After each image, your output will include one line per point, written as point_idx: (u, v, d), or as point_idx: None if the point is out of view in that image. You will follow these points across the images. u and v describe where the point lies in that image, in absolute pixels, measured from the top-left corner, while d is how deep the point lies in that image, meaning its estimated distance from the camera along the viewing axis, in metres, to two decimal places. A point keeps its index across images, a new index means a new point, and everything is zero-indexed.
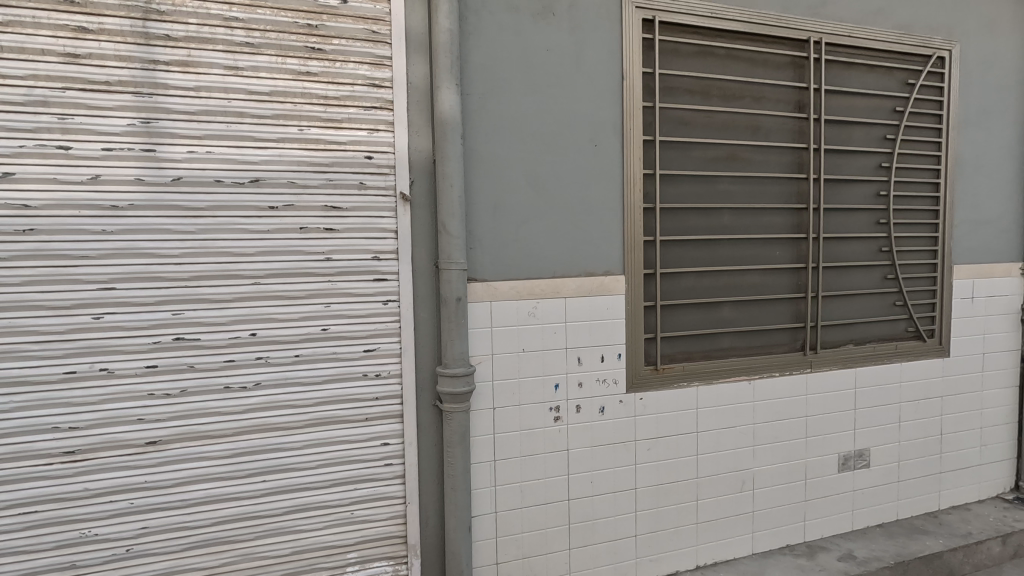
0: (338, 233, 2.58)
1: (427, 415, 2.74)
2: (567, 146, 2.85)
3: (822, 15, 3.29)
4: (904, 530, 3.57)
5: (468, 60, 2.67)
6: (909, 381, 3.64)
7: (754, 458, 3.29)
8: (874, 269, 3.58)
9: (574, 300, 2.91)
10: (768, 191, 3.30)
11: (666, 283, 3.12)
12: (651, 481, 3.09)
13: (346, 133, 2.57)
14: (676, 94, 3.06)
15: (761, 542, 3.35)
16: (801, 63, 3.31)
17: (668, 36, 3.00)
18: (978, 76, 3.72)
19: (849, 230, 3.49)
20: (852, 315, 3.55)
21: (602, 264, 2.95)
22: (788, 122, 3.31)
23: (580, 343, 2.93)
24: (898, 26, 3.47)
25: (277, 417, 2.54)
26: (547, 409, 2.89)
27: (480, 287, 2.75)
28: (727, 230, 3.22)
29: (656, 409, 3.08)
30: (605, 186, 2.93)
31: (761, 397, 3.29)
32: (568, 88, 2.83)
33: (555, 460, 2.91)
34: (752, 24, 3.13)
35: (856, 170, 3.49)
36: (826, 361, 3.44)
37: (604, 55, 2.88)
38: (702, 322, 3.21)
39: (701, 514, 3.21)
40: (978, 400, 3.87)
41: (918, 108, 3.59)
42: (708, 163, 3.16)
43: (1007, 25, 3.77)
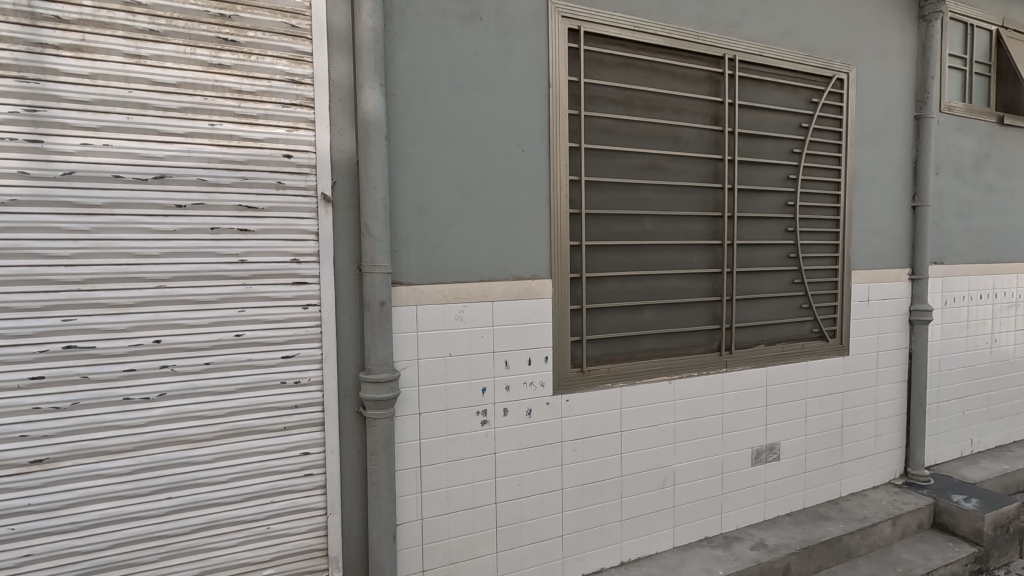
0: (253, 234, 2.46)
1: (349, 422, 2.66)
2: (494, 150, 2.86)
3: (736, 34, 3.48)
4: (810, 517, 3.83)
5: (393, 61, 2.62)
6: (813, 378, 3.92)
7: (675, 454, 3.43)
8: (783, 274, 3.82)
9: (501, 304, 2.92)
10: (687, 199, 3.45)
11: (591, 287, 3.20)
12: (577, 481, 3.15)
13: (262, 130, 2.46)
14: (600, 103, 3.15)
15: (681, 535, 3.49)
16: (717, 78, 3.49)
17: (593, 47, 3.08)
18: (872, 97, 4.07)
19: (760, 237, 3.71)
20: (763, 317, 3.78)
21: (529, 268, 2.98)
22: (705, 134, 3.48)
23: (508, 347, 2.95)
24: (803, 48, 3.73)
25: (184, 429, 2.39)
26: (474, 413, 2.88)
27: (406, 291, 2.70)
28: (649, 236, 3.34)
29: (581, 410, 3.14)
30: (532, 191, 2.96)
31: (681, 396, 3.43)
32: (495, 92, 2.84)
33: (482, 464, 2.91)
34: (672, 39, 3.27)
35: (766, 181, 3.71)
36: (740, 361, 3.64)
37: (530, 61, 2.92)
38: (625, 325, 3.31)
39: (625, 511, 3.30)
40: (873, 394, 4.22)
41: (821, 125, 3.87)
42: (631, 171, 3.26)
43: (896, 53, 4.15)
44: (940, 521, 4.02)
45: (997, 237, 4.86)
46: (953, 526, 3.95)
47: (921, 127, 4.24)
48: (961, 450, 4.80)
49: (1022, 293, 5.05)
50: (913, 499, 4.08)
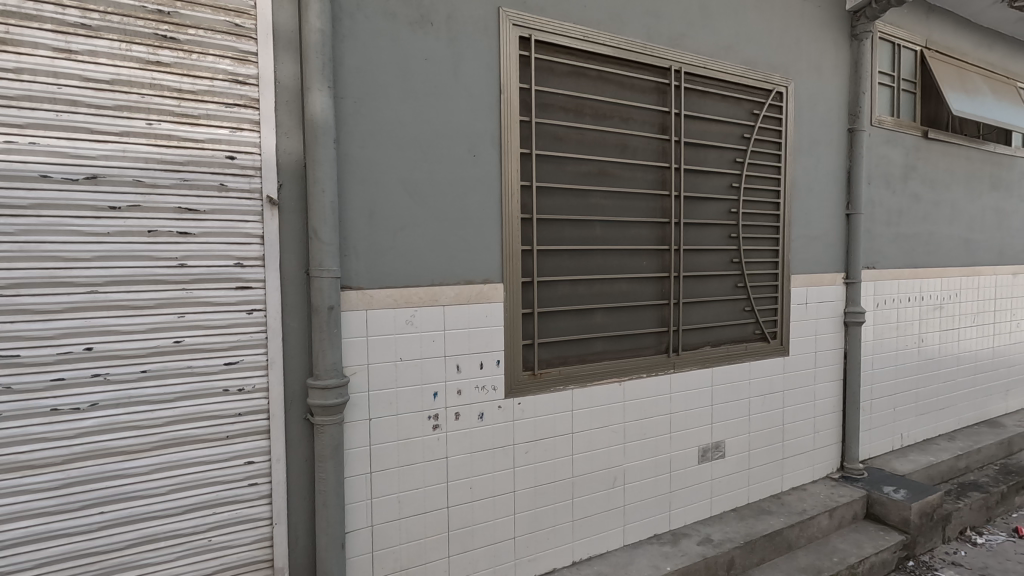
0: (193, 237, 2.39)
1: (296, 429, 2.61)
2: (444, 155, 2.87)
3: (681, 47, 3.61)
4: (753, 511, 3.99)
5: (341, 63, 2.60)
6: (756, 378, 4.08)
7: (624, 454, 3.51)
8: (726, 278, 3.98)
9: (453, 308, 2.93)
10: (635, 205, 3.55)
11: (543, 291, 3.24)
12: (529, 483, 3.18)
13: (204, 130, 2.39)
14: (551, 110, 3.20)
15: (631, 533, 3.57)
16: (664, 89, 3.61)
17: (544, 55, 3.14)
18: (809, 109, 4.29)
19: (705, 242, 3.85)
20: (708, 319, 3.92)
21: (481, 273, 3.00)
22: (652, 143, 3.59)
23: (459, 351, 2.95)
24: (744, 62, 3.90)
25: (118, 441, 2.29)
26: (425, 418, 2.87)
27: (355, 296, 2.68)
28: (599, 241, 3.42)
29: (533, 412, 3.18)
30: (483, 196, 2.98)
31: (630, 397, 3.52)
32: (445, 98, 2.85)
33: (434, 469, 2.90)
34: (620, 50, 3.36)
35: (711, 189, 3.86)
36: (686, 362, 3.77)
37: (481, 67, 2.94)
38: (576, 327, 3.38)
39: (577, 512, 3.36)
40: (811, 392, 4.43)
41: (762, 136, 4.05)
42: (581, 177, 3.33)
43: (830, 69, 4.39)
44: (872, 512, 4.25)
45: (923, 244, 5.19)
46: (883, 516, 4.19)
47: (854, 140, 4.50)
48: (892, 444, 5.10)
49: (945, 296, 5.41)
50: (848, 492, 4.30)
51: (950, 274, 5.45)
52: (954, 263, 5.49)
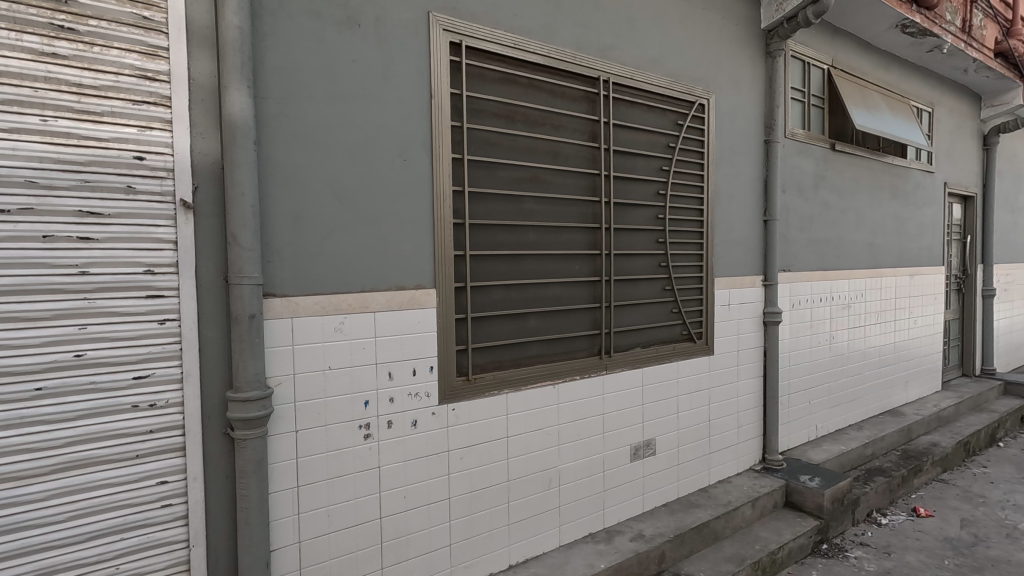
0: (98, 242, 2.23)
1: (216, 445, 2.47)
2: (374, 158, 2.81)
3: (610, 57, 3.73)
4: (682, 506, 4.16)
5: (262, 62, 2.50)
6: (683, 377, 4.26)
7: (559, 456, 3.57)
8: (655, 282, 4.13)
9: (384, 314, 2.88)
10: (567, 211, 3.61)
11: (477, 296, 3.25)
12: (464, 489, 3.17)
13: (108, 128, 2.24)
14: (483, 116, 3.22)
15: (567, 533, 3.62)
16: (593, 98, 3.71)
17: (475, 61, 3.15)
18: (729, 121, 4.53)
19: (634, 247, 3.98)
20: (639, 322, 4.05)
21: (413, 278, 2.96)
22: (583, 150, 3.68)
23: (391, 357, 2.90)
24: (669, 74, 4.08)
25: (10, 466, 2.10)
26: (356, 427, 2.80)
27: (280, 303, 2.58)
28: (532, 246, 3.46)
29: (467, 418, 3.17)
30: (414, 201, 2.95)
31: (564, 399, 3.58)
32: (374, 101, 2.80)
33: (366, 479, 2.83)
34: (550, 58, 3.42)
35: (639, 195, 4.00)
36: (618, 363, 3.88)
37: (412, 70, 2.92)
38: (510, 332, 3.40)
39: (513, 515, 3.37)
40: (735, 388, 4.67)
41: (686, 145, 4.24)
42: (513, 183, 3.36)
43: (748, 83, 4.66)
44: (791, 499, 4.52)
45: (833, 248, 5.60)
46: (801, 503, 4.46)
47: (770, 150, 4.78)
48: (808, 435, 5.45)
49: (852, 296, 5.85)
50: (769, 482, 4.56)
51: (857, 276, 5.90)
52: (860, 266, 5.95)
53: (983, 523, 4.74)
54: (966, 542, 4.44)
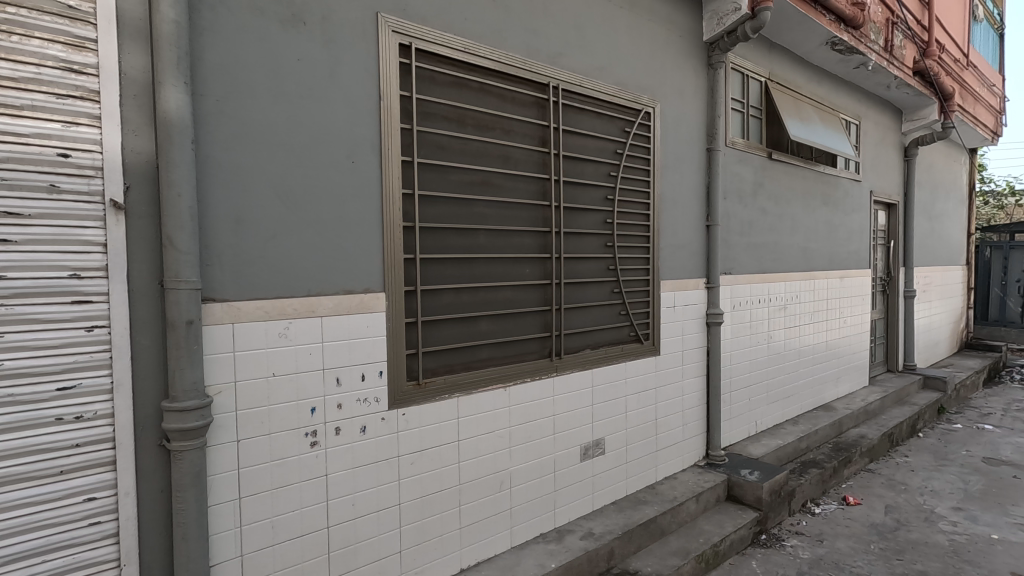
0: (17, 245, 2.09)
1: (149, 458, 2.35)
2: (320, 160, 2.75)
3: (559, 65, 3.80)
4: (630, 503, 4.26)
5: (200, 58, 2.41)
6: (631, 377, 4.39)
7: (510, 458, 3.59)
8: (603, 284, 4.22)
9: (331, 319, 2.82)
10: (518, 214, 3.64)
11: (427, 300, 3.23)
12: (414, 495, 3.14)
13: (29, 123, 2.10)
14: (433, 119, 3.20)
15: (518, 534, 3.65)
16: (543, 104, 3.76)
17: (425, 63, 3.13)
18: (673, 129, 4.69)
19: (583, 251, 4.06)
20: (588, 324, 4.14)
21: (361, 282, 2.92)
22: (533, 155, 3.72)
23: (339, 363, 2.85)
24: (616, 82, 4.19)
25: None
26: (302, 435, 2.73)
27: (220, 308, 2.48)
28: (483, 249, 3.46)
29: (418, 422, 3.14)
30: (362, 203, 2.90)
31: (515, 401, 3.61)
32: (321, 101, 2.75)
33: (312, 488, 2.76)
34: (500, 64, 3.45)
35: (588, 200, 4.08)
36: (568, 365, 3.95)
37: (359, 71, 2.87)
38: (461, 336, 3.40)
39: (464, 519, 3.37)
40: (680, 387, 4.84)
41: (633, 152, 4.36)
42: (464, 187, 3.36)
43: (691, 94, 4.84)
44: (732, 493, 4.71)
45: (770, 252, 5.88)
46: (741, 496, 4.65)
47: (711, 158, 4.98)
48: (748, 431, 5.70)
49: (788, 298, 6.17)
50: (712, 477, 4.73)
51: (792, 278, 6.23)
52: (795, 269, 6.28)
53: (904, 509, 5.08)
54: (890, 527, 4.75)
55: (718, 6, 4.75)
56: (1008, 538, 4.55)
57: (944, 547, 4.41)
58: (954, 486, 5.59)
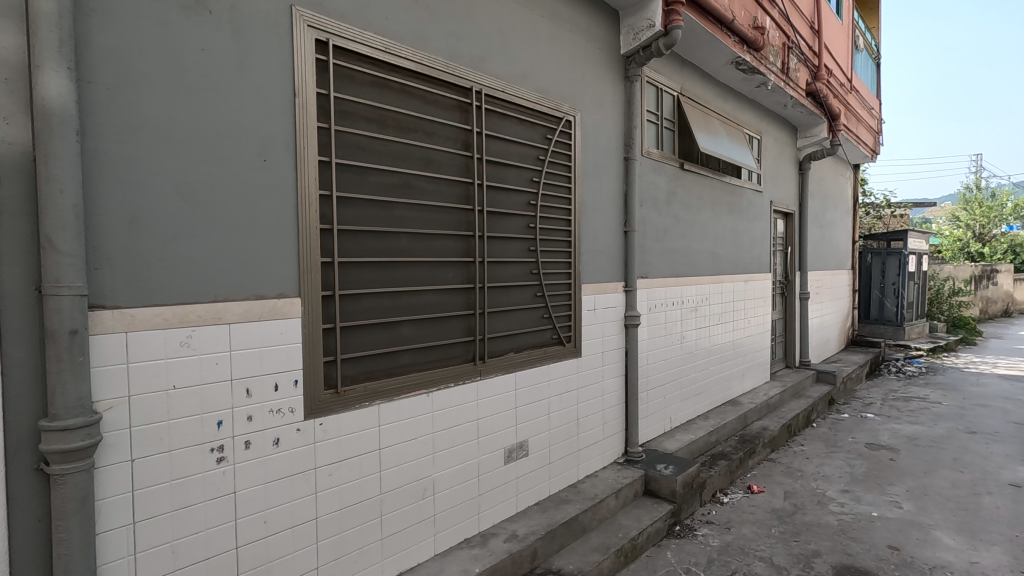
0: None
1: (25, 484, 2.11)
2: (228, 158, 2.59)
3: (482, 70, 3.81)
4: (553, 503, 4.34)
5: (87, 42, 2.20)
6: (554, 379, 4.48)
7: (434, 464, 3.55)
8: (527, 288, 4.28)
9: (241, 326, 2.66)
10: (441, 218, 3.61)
11: (346, 305, 3.12)
12: (332, 507, 3.02)
13: None
14: (352, 119, 3.11)
15: (442, 541, 3.61)
16: (466, 108, 3.76)
17: (343, 61, 3.04)
18: (593, 138, 4.85)
19: (507, 255, 4.09)
20: (511, 327, 4.18)
21: (274, 287, 2.78)
22: (457, 158, 3.71)
23: (249, 373, 2.69)
24: (538, 90, 4.28)
25: None
26: (207, 450, 2.54)
27: (111, 316, 2.27)
28: (405, 254, 3.41)
29: (336, 432, 3.03)
30: (275, 205, 2.76)
31: (438, 407, 3.58)
32: (229, 96, 2.59)
33: (219, 507, 2.58)
34: (423, 65, 3.42)
35: (511, 205, 4.12)
36: (492, 369, 3.96)
37: (272, 66, 2.73)
38: (382, 341, 3.32)
39: (386, 529, 3.29)
40: (600, 387, 5.00)
41: (555, 159, 4.47)
42: (384, 190, 3.28)
43: (610, 104, 5.02)
44: (649, 487, 4.93)
45: (683, 257, 6.22)
46: (658, 490, 4.87)
47: (628, 167, 5.20)
48: (663, 427, 5.97)
49: (699, 300, 6.55)
50: (630, 473, 4.92)
51: (702, 282, 6.62)
52: (705, 273, 6.68)
53: (801, 494, 5.53)
54: (788, 511, 5.15)
55: (634, 21, 4.98)
56: (885, 514, 5.08)
57: (834, 526, 4.84)
58: (842, 470, 6.16)
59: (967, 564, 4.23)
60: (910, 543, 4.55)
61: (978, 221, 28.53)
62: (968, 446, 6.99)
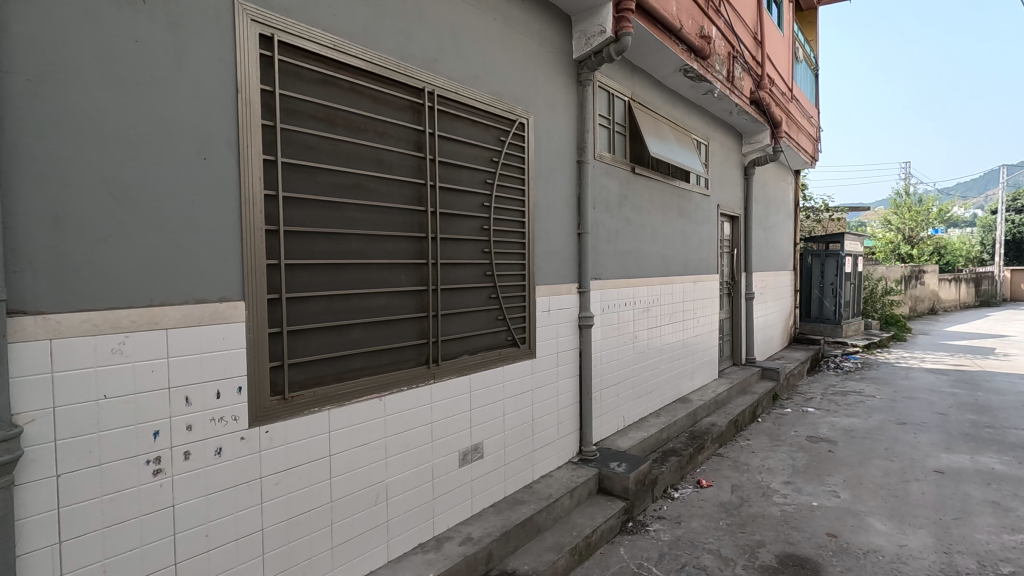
0: None
1: None
2: (164, 155, 2.47)
3: (433, 70, 3.79)
4: (508, 504, 4.35)
5: (5, 29, 2.05)
6: (508, 380, 4.49)
7: (386, 469, 3.49)
8: (481, 290, 4.27)
9: (179, 332, 2.54)
10: (393, 220, 3.56)
11: (293, 308, 3.03)
12: (279, 518, 2.92)
13: None
14: (299, 117, 3.02)
15: (395, 547, 3.55)
16: (418, 108, 3.73)
17: (289, 58, 2.96)
18: (546, 141, 4.89)
19: (460, 256, 4.08)
20: (465, 329, 4.16)
21: (216, 290, 2.67)
22: (409, 159, 3.67)
23: (188, 380, 2.57)
24: (491, 92, 4.29)
25: None
26: (142, 463, 2.42)
27: (32, 322, 2.13)
28: (356, 256, 3.34)
29: (283, 439, 2.94)
30: (217, 205, 2.66)
31: (390, 411, 3.52)
32: (165, 90, 2.47)
33: (156, 522, 2.45)
34: (373, 64, 3.36)
35: (464, 206, 4.11)
36: (445, 372, 3.93)
37: (212, 61, 2.63)
38: (332, 345, 3.24)
39: (336, 537, 3.21)
40: (555, 387, 5.05)
41: (508, 161, 4.49)
42: (334, 191, 3.21)
43: (562, 108, 5.09)
44: (603, 486, 5.01)
45: (634, 258, 6.36)
46: (611, 488, 4.96)
47: (581, 170, 5.28)
48: (616, 426, 6.09)
49: (650, 301, 6.71)
50: (584, 472, 4.99)
51: (653, 283, 6.79)
52: (656, 274, 6.86)
53: (746, 486, 5.75)
54: (735, 504, 5.34)
55: (585, 27, 5.06)
56: (824, 504, 5.34)
57: (777, 517, 5.05)
58: (785, 463, 6.44)
59: (897, 547, 4.50)
60: (846, 530, 4.80)
61: (907, 225, 30.45)
62: (898, 436, 7.44)
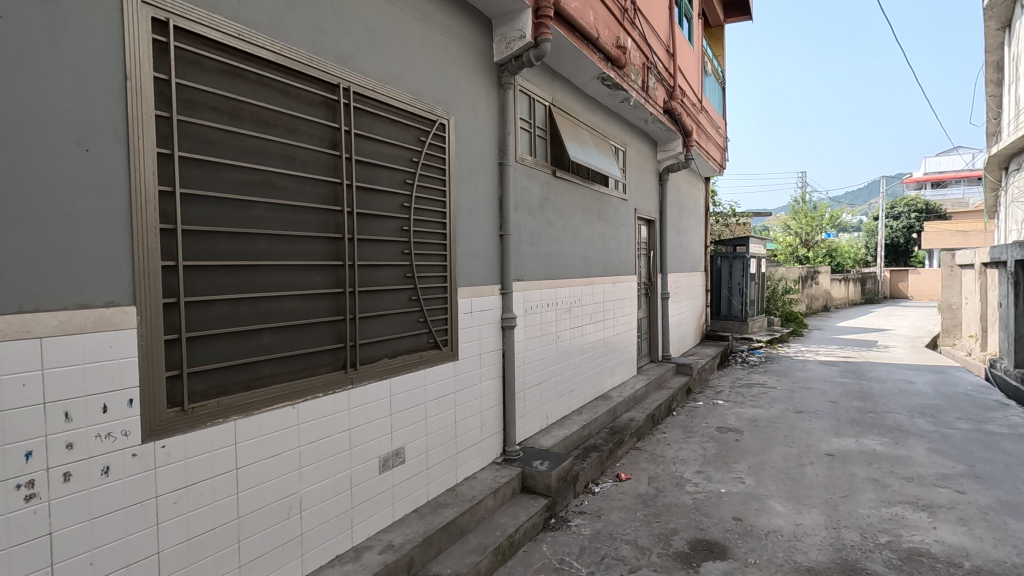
0: None
1: None
2: (38, 145, 2.23)
3: (349, 66, 3.68)
4: (431, 508, 4.30)
5: None
6: (430, 383, 4.44)
7: (300, 480, 3.34)
8: (401, 292, 4.19)
9: (55, 341, 2.30)
10: (306, 220, 3.41)
11: (193, 313, 2.83)
12: (178, 539, 2.71)
13: None
14: (199, 109, 2.83)
15: (310, 561, 3.40)
16: (333, 105, 3.60)
17: (187, 45, 2.76)
18: (467, 143, 4.89)
19: (379, 258, 3.98)
20: (385, 332, 4.06)
21: (101, 294, 2.44)
22: (323, 157, 3.53)
23: (69, 394, 2.33)
24: (410, 91, 4.22)
25: None
26: (12, 488, 2.16)
27: None
28: (264, 257, 3.17)
29: (181, 455, 2.73)
30: (101, 201, 2.43)
31: (304, 418, 3.37)
32: (38, 73, 2.23)
33: (29, 553, 2.20)
34: (282, 57, 3.21)
35: (383, 207, 4.02)
36: (364, 376, 3.82)
37: (96, 43, 2.40)
38: (238, 352, 3.06)
39: (244, 555, 3.02)
40: (478, 389, 5.05)
41: (428, 161, 4.44)
42: (240, 189, 3.03)
43: (483, 110, 5.11)
44: (526, 484, 5.07)
45: (556, 259, 6.49)
46: (534, 486, 5.02)
47: (503, 172, 5.32)
48: (539, 425, 6.17)
49: (572, 300, 6.88)
50: (507, 472, 5.02)
51: (574, 284, 6.96)
52: (576, 275, 7.03)
53: (662, 478, 6.02)
54: (651, 495, 5.58)
55: (505, 31, 5.12)
56: (731, 490, 5.70)
57: (689, 505, 5.33)
58: (696, 453, 6.80)
59: (793, 526, 4.88)
60: (749, 513, 5.15)
61: (804, 229, 33.18)
62: (796, 424, 8.08)
